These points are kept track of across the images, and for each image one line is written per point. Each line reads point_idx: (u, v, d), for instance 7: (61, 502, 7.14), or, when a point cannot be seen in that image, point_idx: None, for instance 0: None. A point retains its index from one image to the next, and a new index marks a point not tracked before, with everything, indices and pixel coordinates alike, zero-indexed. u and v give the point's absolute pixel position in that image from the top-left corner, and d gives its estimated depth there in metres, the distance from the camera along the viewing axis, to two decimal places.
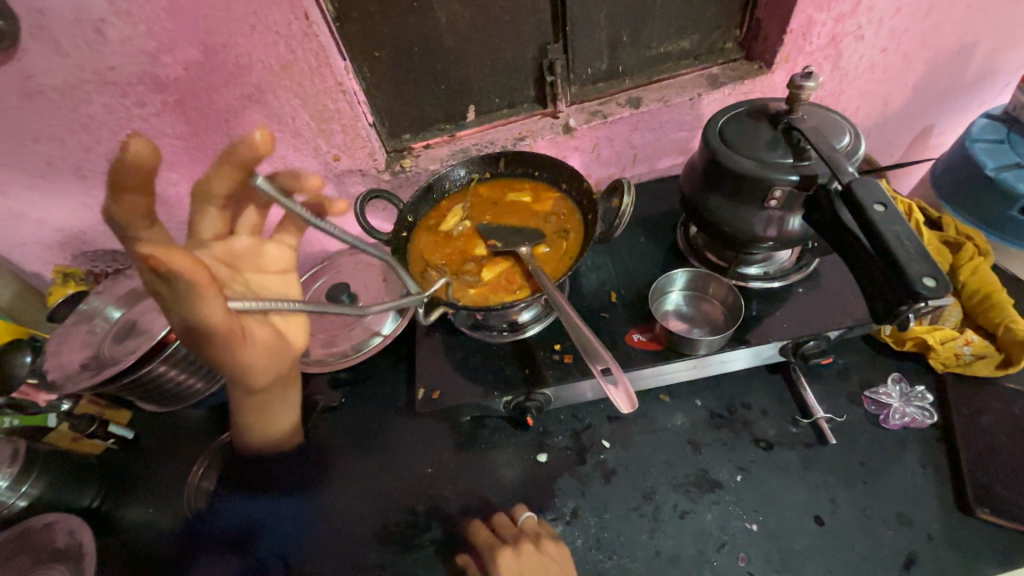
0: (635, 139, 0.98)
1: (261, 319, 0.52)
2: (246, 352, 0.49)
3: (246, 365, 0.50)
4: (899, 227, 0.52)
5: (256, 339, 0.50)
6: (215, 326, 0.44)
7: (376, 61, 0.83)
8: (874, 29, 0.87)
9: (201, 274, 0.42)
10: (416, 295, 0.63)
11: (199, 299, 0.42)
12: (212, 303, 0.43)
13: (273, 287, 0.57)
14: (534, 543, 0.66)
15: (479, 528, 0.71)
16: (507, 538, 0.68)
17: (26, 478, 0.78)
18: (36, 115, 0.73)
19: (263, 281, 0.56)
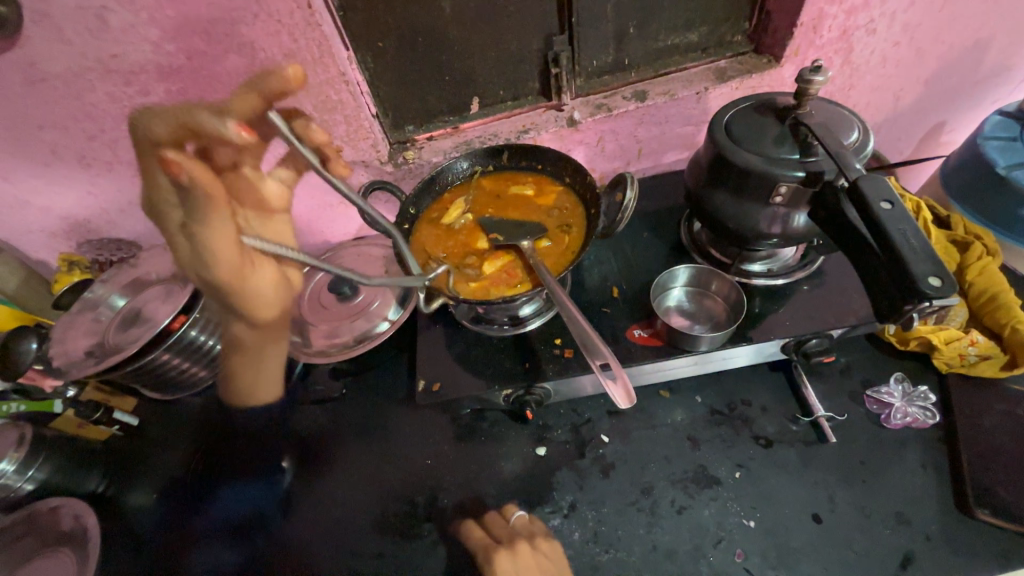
0: (640, 133, 0.97)
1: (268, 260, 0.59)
2: (256, 276, 0.58)
3: (249, 297, 0.58)
4: (906, 226, 0.52)
5: (266, 270, 0.59)
6: (225, 257, 0.54)
7: (380, 52, 0.82)
8: (887, 22, 0.85)
9: (218, 194, 0.53)
10: (420, 277, 0.64)
11: (215, 228, 0.53)
12: (223, 225, 0.54)
13: (274, 226, 0.62)
14: (529, 542, 0.69)
15: (472, 528, 0.73)
16: (501, 538, 0.70)
17: (33, 461, 0.79)
18: (41, 104, 0.73)
19: (267, 223, 0.62)
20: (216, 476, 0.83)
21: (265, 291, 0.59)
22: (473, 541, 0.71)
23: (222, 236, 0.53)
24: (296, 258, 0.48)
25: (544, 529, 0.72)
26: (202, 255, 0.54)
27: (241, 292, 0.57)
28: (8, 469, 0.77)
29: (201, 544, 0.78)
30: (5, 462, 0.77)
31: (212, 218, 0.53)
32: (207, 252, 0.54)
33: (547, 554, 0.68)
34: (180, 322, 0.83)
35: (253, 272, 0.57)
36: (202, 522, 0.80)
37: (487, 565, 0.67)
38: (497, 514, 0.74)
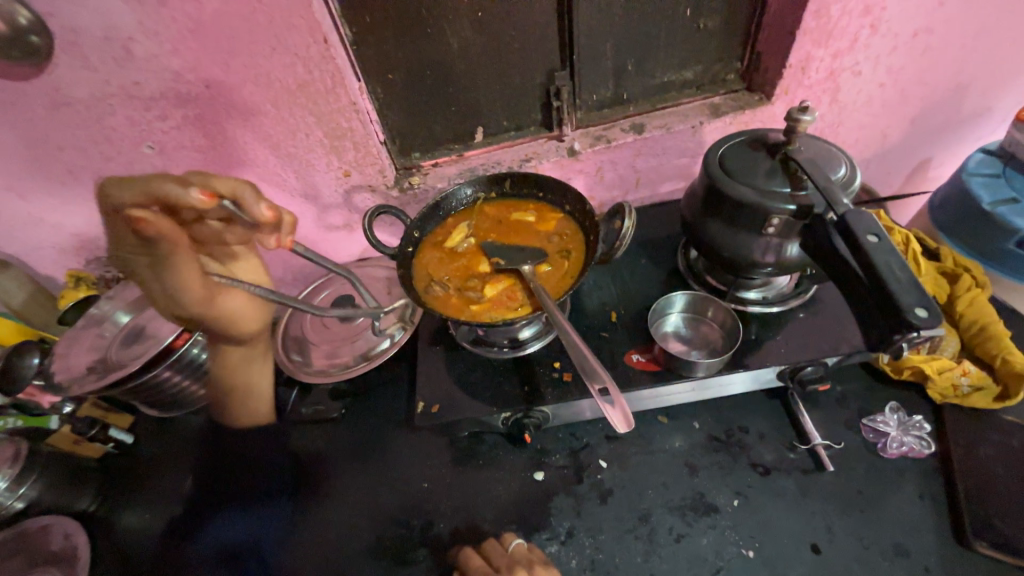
0: (638, 164, 1.01)
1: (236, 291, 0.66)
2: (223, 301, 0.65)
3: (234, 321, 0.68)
4: (892, 258, 0.53)
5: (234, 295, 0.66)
6: (194, 296, 0.61)
7: (390, 83, 0.86)
8: (871, 65, 0.90)
9: (180, 238, 0.58)
10: (372, 310, 0.76)
11: (178, 269, 0.59)
12: (189, 265, 0.60)
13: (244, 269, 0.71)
14: (528, 569, 0.66)
15: (472, 554, 0.70)
16: (499, 567, 0.68)
17: (23, 479, 0.78)
18: (63, 126, 0.76)
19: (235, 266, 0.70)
20: (200, 510, 0.77)
21: (236, 306, 0.67)
22: (469, 567, 0.69)
23: (194, 283, 0.61)
24: (266, 295, 0.61)
25: (540, 556, 0.69)
26: (169, 293, 0.61)
27: (210, 311, 0.64)
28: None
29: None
30: None
31: (171, 258, 0.58)
32: (173, 289, 0.60)
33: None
34: (183, 339, 0.84)
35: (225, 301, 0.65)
36: (194, 554, 0.77)
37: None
38: (493, 542, 0.72)
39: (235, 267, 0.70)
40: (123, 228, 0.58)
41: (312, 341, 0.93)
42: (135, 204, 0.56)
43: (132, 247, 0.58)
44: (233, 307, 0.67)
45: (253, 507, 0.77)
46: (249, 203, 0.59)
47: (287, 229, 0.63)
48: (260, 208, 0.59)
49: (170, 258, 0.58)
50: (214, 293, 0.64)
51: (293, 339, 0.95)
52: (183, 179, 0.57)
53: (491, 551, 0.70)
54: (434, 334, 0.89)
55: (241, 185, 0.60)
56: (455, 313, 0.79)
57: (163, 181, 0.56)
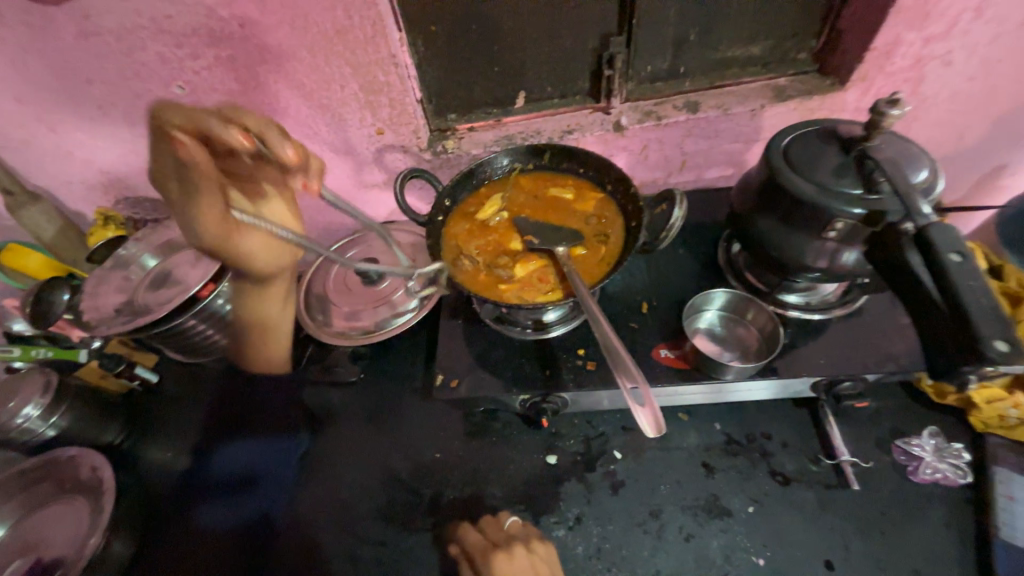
0: (686, 145, 0.94)
1: (260, 233, 0.64)
2: (246, 240, 0.64)
3: (249, 259, 0.66)
4: (975, 282, 0.48)
5: (255, 235, 0.64)
6: (215, 232, 0.60)
7: (431, 36, 0.80)
8: (966, 55, 0.79)
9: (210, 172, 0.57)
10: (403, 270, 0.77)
11: (203, 200, 0.58)
12: (210, 202, 0.58)
13: (271, 209, 0.66)
14: (525, 545, 0.67)
15: (468, 529, 0.71)
16: (498, 541, 0.69)
17: (57, 408, 0.82)
18: (94, 58, 0.73)
19: (265, 207, 0.65)
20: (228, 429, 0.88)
21: (255, 246, 0.65)
22: (468, 541, 0.70)
23: (218, 222, 0.60)
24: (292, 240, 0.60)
25: (539, 533, 0.71)
26: (190, 223, 0.60)
27: (230, 249, 0.63)
28: (33, 414, 0.80)
29: (222, 489, 0.82)
30: (31, 407, 0.80)
31: (199, 191, 0.57)
32: (192, 218, 0.59)
33: (543, 560, 0.66)
34: (209, 290, 0.83)
35: (243, 241, 0.63)
36: (213, 475, 0.84)
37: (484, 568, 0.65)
38: (490, 517, 0.73)
39: (261, 206, 0.65)
40: (163, 151, 0.57)
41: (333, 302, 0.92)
42: (179, 130, 0.55)
43: (167, 171, 0.58)
44: (252, 245, 0.64)
45: (264, 433, 0.86)
46: (275, 144, 0.59)
47: (314, 175, 0.63)
48: (284, 149, 0.60)
49: (197, 186, 0.57)
50: (233, 230, 0.62)
51: (316, 298, 0.94)
52: (226, 118, 0.58)
53: (485, 526, 0.71)
54: (456, 307, 0.87)
55: (271, 124, 0.60)
56: (483, 290, 0.77)
57: (208, 116, 0.56)
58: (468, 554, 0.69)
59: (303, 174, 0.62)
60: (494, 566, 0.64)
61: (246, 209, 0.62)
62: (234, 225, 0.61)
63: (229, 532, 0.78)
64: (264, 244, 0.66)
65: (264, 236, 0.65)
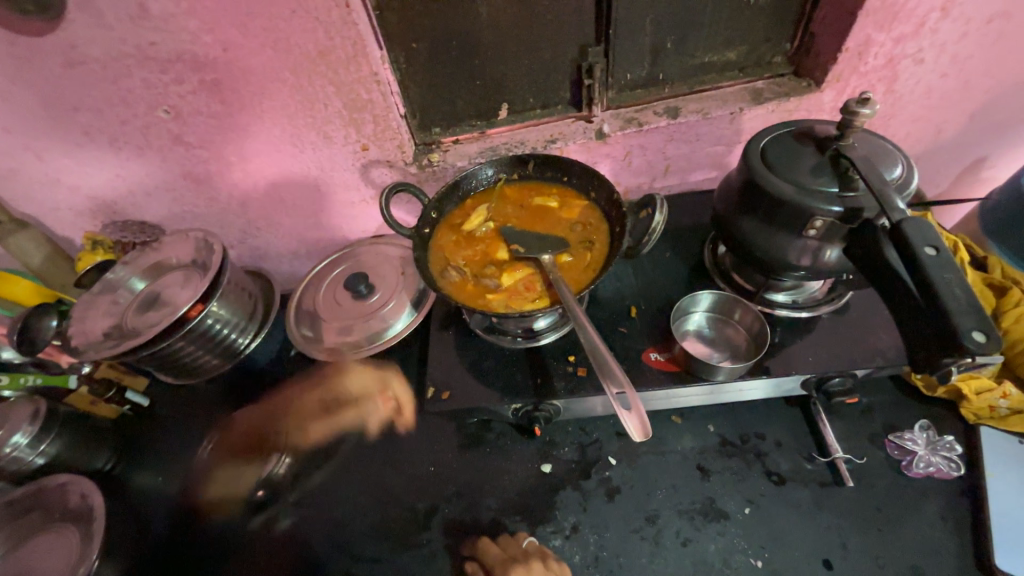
0: (669, 150, 0.95)
1: (311, 419, 0.88)
2: (311, 413, 0.89)
3: (287, 424, 0.88)
4: (951, 274, 0.49)
5: (308, 424, 0.88)
6: (298, 389, 0.92)
7: (413, 53, 0.82)
8: (936, 53, 0.81)
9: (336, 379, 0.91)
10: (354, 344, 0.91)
11: (316, 374, 0.94)
12: (318, 376, 0.93)
13: (330, 408, 0.89)
14: (543, 562, 0.68)
15: (489, 544, 0.72)
16: (515, 557, 0.69)
17: (45, 436, 0.81)
18: (79, 87, 0.74)
19: (333, 410, 0.88)
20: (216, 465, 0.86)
21: (296, 427, 0.87)
22: (488, 556, 0.70)
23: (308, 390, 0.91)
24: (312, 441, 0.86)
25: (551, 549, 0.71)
26: (297, 383, 0.93)
27: (286, 410, 0.90)
28: (22, 442, 0.79)
29: (217, 513, 0.81)
30: (19, 435, 0.79)
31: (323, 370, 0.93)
32: (306, 378, 0.93)
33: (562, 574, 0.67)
34: (197, 310, 0.83)
35: (299, 413, 0.89)
36: (211, 496, 0.83)
37: None
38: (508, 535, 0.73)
39: (334, 409, 0.89)
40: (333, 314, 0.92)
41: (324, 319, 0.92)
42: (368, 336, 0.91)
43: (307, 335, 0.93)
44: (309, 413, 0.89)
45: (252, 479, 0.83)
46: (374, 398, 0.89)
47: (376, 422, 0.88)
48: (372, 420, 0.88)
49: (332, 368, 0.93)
50: (301, 405, 0.90)
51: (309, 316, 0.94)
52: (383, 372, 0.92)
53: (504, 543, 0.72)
54: (446, 318, 0.87)
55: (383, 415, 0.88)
56: (471, 300, 0.77)
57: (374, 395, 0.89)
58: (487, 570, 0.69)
59: (379, 398, 0.89)
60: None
61: (331, 399, 0.90)
62: (305, 401, 0.90)
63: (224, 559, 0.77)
64: (305, 417, 0.88)
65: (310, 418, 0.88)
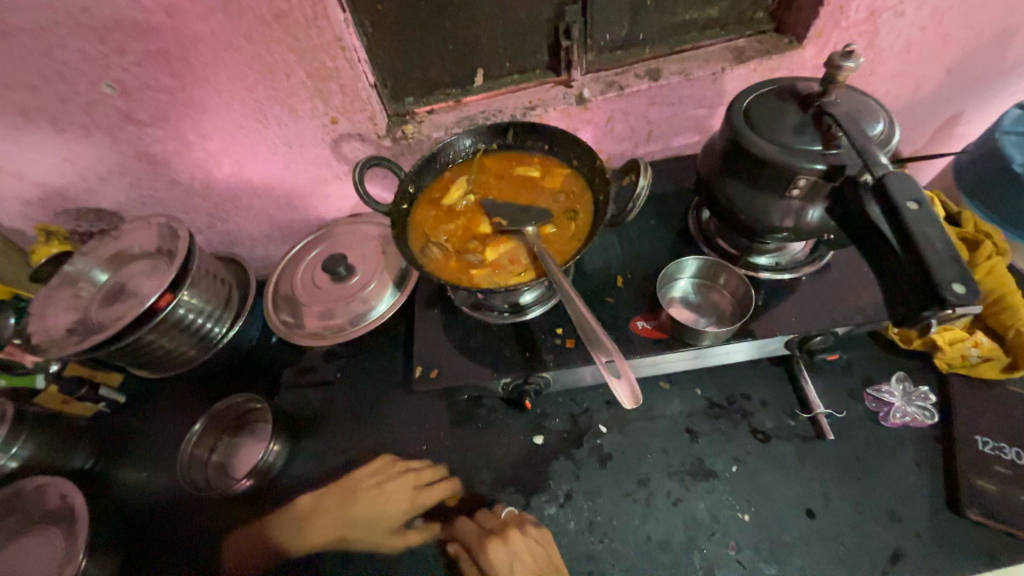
0: (651, 115, 0.93)
1: (377, 526, 0.74)
2: (386, 523, 0.74)
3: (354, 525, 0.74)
4: (931, 228, 0.50)
5: (382, 531, 0.73)
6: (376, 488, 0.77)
7: (379, 16, 0.76)
8: (917, 4, 0.80)
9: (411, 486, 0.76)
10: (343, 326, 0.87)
11: (393, 481, 0.77)
12: (400, 489, 0.76)
13: (394, 520, 0.74)
14: (521, 528, 0.71)
15: (466, 522, 0.73)
16: (493, 529, 0.71)
17: (16, 438, 0.78)
18: (8, 61, 0.67)
19: (394, 517, 0.74)
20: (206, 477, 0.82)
21: (362, 531, 0.73)
22: (466, 532, 0.72)
23: (386, 491, 0.76)
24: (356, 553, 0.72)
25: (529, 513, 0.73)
26: (377, 481, 0.77)
27: (360, 511, 0.74)
28: None
29: (208, 515, 0.79)
30: None
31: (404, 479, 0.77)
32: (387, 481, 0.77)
33: (537, 540, 0.70)
34: (167, 300, 0.79)
35: (371, 520, 0.74)
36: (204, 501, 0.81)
37: (484, 558, 0.68)
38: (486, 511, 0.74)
39: (399, 521, 0.74)
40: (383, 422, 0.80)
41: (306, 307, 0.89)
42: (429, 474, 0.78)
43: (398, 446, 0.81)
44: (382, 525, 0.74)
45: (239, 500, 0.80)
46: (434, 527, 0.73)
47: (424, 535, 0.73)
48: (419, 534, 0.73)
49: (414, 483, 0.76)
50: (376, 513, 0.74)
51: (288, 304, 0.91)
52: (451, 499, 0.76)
53: (481, 518, 0.73)
54: (431, 296, 0.85)
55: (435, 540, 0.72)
56: (454, 277, 0.75)
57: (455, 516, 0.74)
58: (468, 547, 0.70)
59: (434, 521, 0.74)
60: (492, 556, 0.68)
61: (403, 512, 0.74)
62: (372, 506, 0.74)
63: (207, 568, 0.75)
64: (375, 528, 0.74)
65: (380, 529, 0.73)
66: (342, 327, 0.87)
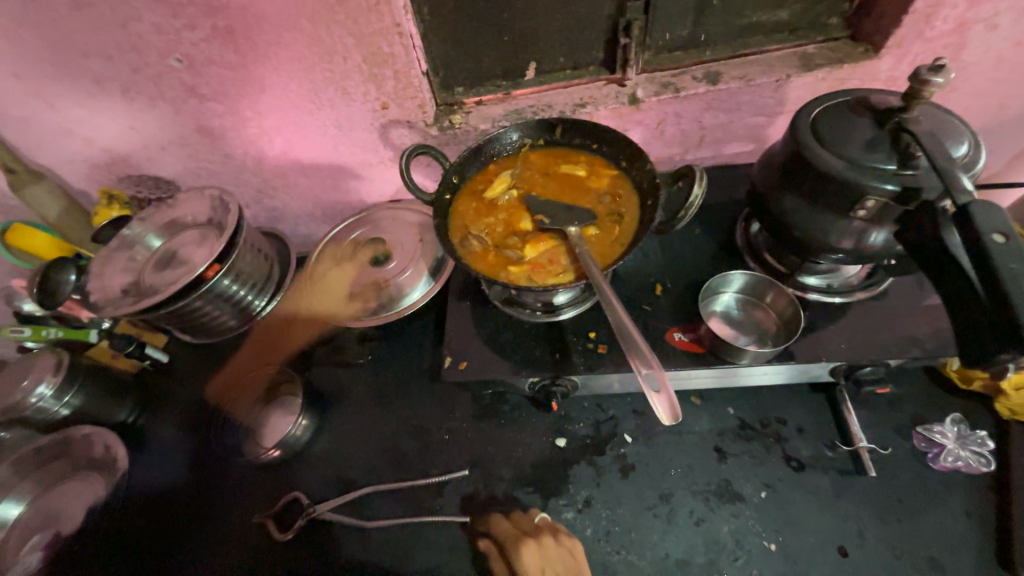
0: (705, 120, 0.89)
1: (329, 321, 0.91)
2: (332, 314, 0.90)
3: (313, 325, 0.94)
4: (1021, 264, 0.45)
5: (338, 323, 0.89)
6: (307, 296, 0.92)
7: (437, 2, 0.76)
8: (1015, 18, 0.73)
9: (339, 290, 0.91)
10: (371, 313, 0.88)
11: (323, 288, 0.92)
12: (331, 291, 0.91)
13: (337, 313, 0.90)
14: (554, 536, 0.68)
15: (500, 519, 0.71)
16: (526, 530, 0.69)
17: (68, 389, 0.83)
18: (89, 31, 0.70)
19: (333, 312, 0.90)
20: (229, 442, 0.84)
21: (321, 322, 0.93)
22: (500, 531, 0.70)
23: (320, 293, 0.92)
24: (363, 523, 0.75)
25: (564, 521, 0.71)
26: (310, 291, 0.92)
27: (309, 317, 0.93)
28: (47, 394, 0.81)
29: (237, 481, 0.82)
30: (44, 386, 0.81)
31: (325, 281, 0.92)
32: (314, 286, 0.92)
33: (570, 550, 0.66)
34: (214, 270, 0.82)
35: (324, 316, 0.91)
36: (233, 466, 0.83)
37: (514, 558, 0.65)
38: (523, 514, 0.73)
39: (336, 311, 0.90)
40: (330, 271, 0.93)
41: (334, 279, 0.92)
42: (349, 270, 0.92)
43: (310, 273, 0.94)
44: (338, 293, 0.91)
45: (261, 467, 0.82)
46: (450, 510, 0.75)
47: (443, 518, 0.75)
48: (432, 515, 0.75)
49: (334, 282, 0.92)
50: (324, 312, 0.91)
51: (319, 280, 0.93)
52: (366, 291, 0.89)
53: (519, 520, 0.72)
54: (465, 288, 0.85)
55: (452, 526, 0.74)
56: (490, 271, 0.75)
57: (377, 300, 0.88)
58: (500, 546, 0.69)
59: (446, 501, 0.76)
60: (523, 556, 0.65)
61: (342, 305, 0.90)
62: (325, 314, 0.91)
63: (229, 530, 0.78)
64: (341, 292, 0.91)
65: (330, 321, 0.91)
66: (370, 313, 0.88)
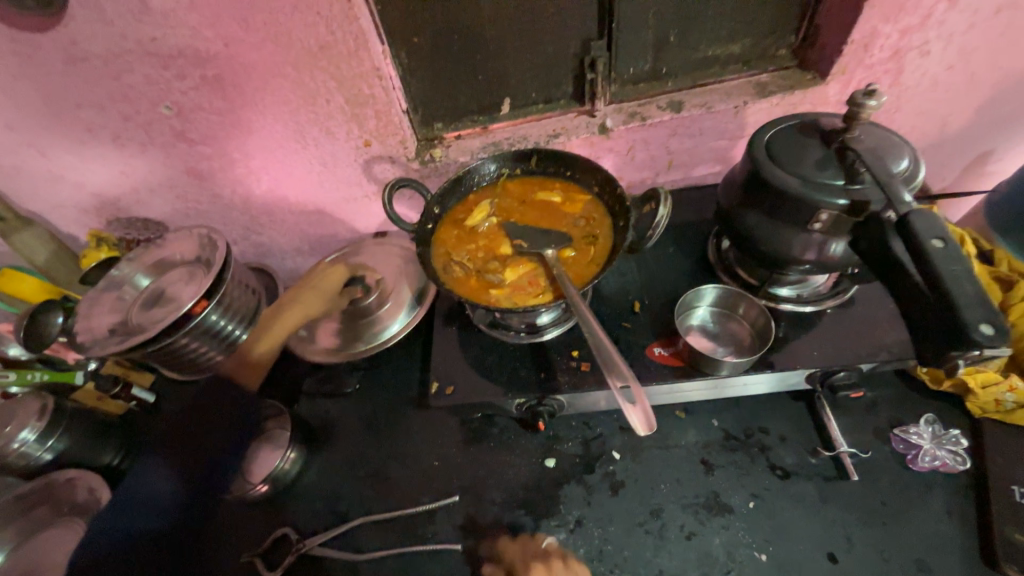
0: (672, 145, 0.95)
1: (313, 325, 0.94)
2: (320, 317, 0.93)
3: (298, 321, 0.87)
4: (958, 266, 0.49)
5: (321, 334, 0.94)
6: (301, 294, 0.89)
7: (415, 47, 0.81)
8: (943, 45, 0.80)
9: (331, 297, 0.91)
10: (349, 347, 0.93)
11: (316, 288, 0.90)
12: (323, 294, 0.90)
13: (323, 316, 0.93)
14: (563, 561, 0.69)
15: (508, 543, 0.72)
16: (534, 557, 0.70)
17: (52, 433, 0.82)
18: (82, 84, 0.74)
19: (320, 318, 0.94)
20: None
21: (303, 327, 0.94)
22: (509, 558, 0.71)
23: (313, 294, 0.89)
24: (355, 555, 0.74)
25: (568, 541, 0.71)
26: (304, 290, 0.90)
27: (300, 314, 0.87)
28: (30, 438, 0.80)
29: (223, 519, 0.81)
30: (28, 431, 0.80)
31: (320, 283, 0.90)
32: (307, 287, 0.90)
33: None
34: (202, 305, 0.83)
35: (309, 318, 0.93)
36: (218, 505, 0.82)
37: None
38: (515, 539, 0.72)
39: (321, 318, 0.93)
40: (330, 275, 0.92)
41: (325, 280, 0.91)
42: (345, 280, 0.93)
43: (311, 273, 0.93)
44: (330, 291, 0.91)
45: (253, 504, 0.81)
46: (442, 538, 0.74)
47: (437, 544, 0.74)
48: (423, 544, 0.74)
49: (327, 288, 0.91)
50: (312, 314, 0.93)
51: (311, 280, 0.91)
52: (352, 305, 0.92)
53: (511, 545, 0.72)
54: (451, 314, 0.87)
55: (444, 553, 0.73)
56: (473, 295, 0.77)
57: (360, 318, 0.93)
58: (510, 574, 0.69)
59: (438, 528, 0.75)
60: None
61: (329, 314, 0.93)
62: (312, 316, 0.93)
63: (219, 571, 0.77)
64: (330, 294, 0.91)
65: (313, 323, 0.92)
66: (346, 346, 0.93)
